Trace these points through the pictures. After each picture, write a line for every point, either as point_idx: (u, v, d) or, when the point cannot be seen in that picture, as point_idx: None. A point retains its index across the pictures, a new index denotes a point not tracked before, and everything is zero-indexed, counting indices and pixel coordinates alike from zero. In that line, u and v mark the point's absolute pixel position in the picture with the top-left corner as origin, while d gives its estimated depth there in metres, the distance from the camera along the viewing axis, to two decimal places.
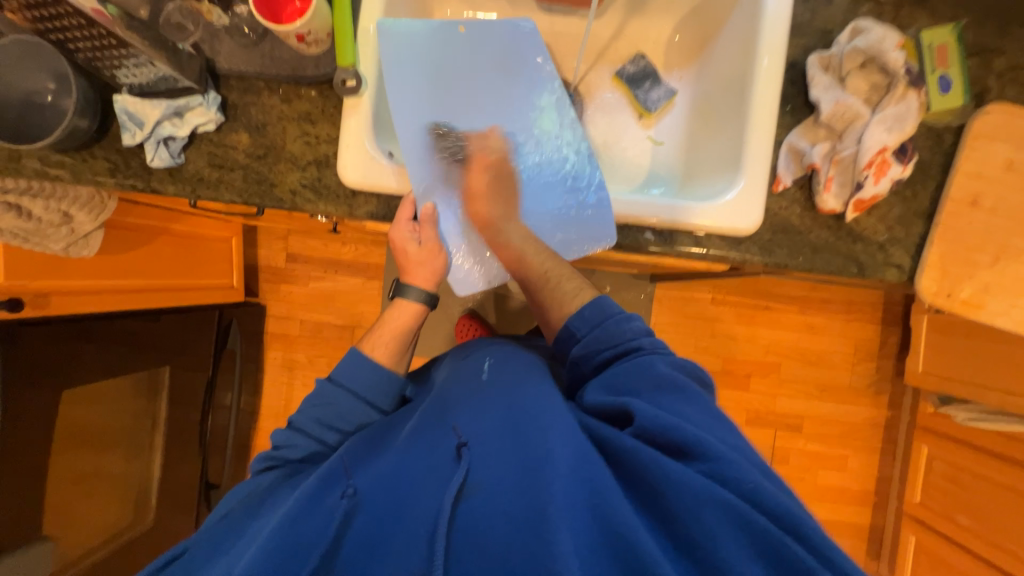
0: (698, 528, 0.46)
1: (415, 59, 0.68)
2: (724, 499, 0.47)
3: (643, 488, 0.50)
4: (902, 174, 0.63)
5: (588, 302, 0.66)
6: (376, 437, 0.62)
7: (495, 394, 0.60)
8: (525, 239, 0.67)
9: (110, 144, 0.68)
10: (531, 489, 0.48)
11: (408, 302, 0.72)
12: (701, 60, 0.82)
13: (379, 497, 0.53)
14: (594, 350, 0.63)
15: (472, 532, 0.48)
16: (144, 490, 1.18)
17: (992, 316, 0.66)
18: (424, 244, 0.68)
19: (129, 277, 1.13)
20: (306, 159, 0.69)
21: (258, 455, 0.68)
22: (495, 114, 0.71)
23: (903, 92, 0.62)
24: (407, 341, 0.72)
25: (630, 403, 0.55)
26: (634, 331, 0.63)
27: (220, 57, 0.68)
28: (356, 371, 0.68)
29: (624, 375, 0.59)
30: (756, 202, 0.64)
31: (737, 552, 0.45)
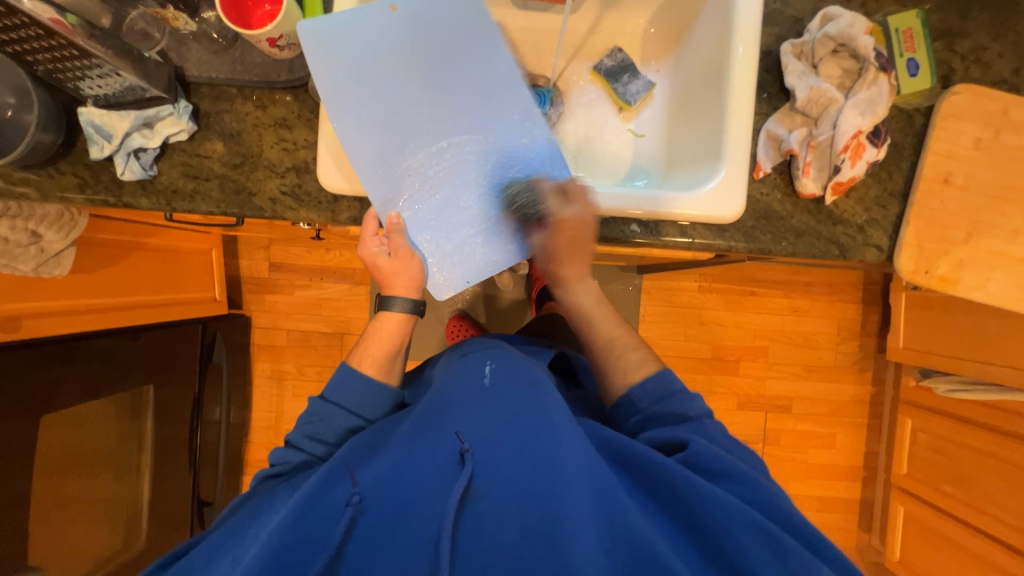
0: (730, 543, 0.50)
1: (355, 47, 0.62)
2: (758, 520, 0.50)
3: (670, 499, 0.53)
4: (877, 156, 0.64)
5: (652, 374, 0.68)
6: (373, 437, 0.60)
7: (500, 395, 0.59)
8: (594, 301, 0.75)
9: (77, 159, 0.66)
10: (548, 501, 0.50)
11: (392, 313, 0.70)
12: (678, 50, 0.82)
13: (383, 501, 0.52)
14: (654, 420, 0.65)
15: (483, 538, 0.50)
16: (133, 511, 1.15)
17: (967, 291, 0.68)
18: (394, 254, 0.66)
19: (105, 295, 1.09)
20: (284, 166, 0.68)
21: (256, 474, 0.66)
22: (455, 105, 0.65)
23: (875, 76, 0.63)
24: (395, 351, 0.70)
25: (689, 438, 0.58)
26: (697, 410, 0.64)
27: (189, 64, 0.66)
28: (349, 385, 0.67)
29: (678, 428, 0.62)
30: (737, 188, 0.65)
31: (764, 566, 0.49)
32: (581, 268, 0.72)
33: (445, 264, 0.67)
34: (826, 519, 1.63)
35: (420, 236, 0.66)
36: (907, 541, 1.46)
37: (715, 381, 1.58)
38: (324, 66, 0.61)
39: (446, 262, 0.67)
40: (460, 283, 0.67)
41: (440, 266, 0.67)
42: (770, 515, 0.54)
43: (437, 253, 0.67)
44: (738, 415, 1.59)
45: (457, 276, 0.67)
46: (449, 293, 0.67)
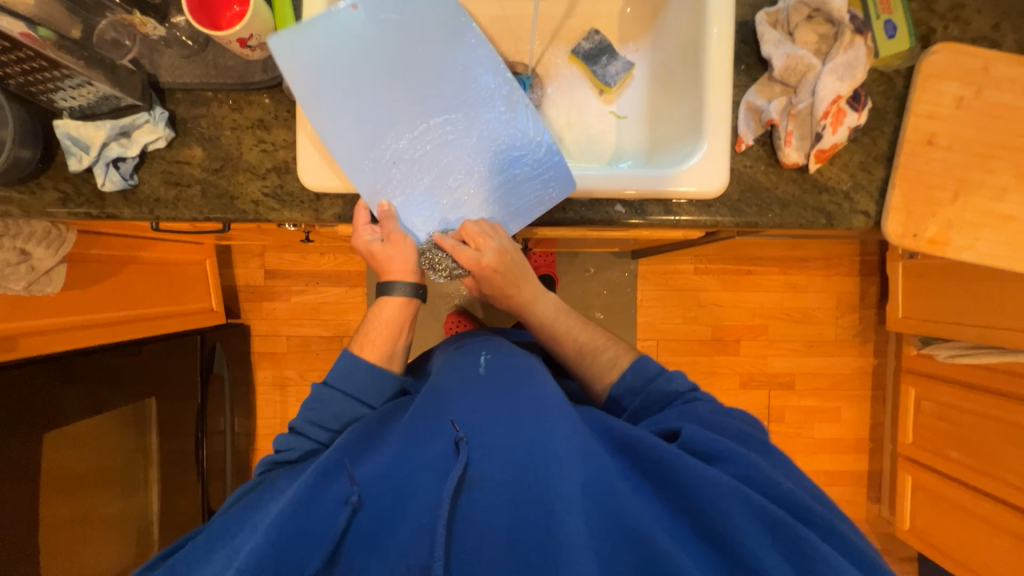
0: (722, 519, 0.49)
1: (320, 38, 0.61)
2: (754, 500, 0.49)
3: (665, 480, 0.53)
4: (858, 121, 0.63)
5: (632, 365, 0.71)
6: (370, 429, 0.59)
7: (494, 386, 0.60)
8: (557, 312, 0.76)
9: (58, 173, 0.66)
10: (540, 486, 0.50)
11: (393, 298, 0.70)
12: (655, 29, 0.82)
13: (379, 493, 0.52)
14: (645, 409, 0.67)
15: (478, 525, 0.50)
16: (144, 524, 1.16)
17: (958, 252, 0.67)
18: (387, 240, 0.66)
19: (102, 311, 1.10)
20: (264, 167, 0.67)
21: (261, 460, 0.66)
22: (431, 85, 0.65)
23: (851, 39, 0.62)
24: (397, 337, 0.70)
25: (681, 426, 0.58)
26: (680, 388, 0.66)
27: (162, 71, 0.66)
28: (351, 373, 0.66)
29: (676, 414, 0.62)
30: (721, 163, 0.65)
31: (760, 542, 0.48)
32: (530, 289, 0.73)
33: (443, 245, 0.68)
34: (835, 492, 1.63)
35: (414, 221, 0.67)
36: (916, 509, 1.46)
37: (716, 362, 1.58)
38: (295, 60, 0.61)
39: (445, 244, 0.67)
40: (464, 260, 0.69)
41: (436, 249, 0.67)
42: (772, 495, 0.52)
43: (431, 237, 0.67)
44: (741, 394, 1.59)
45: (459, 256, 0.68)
46: (456, 272, 0.69)
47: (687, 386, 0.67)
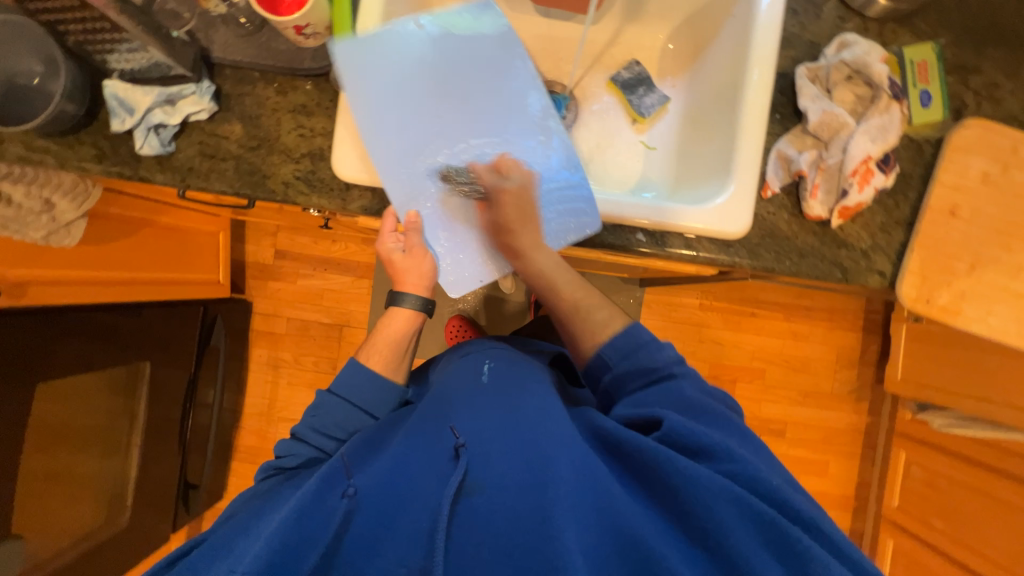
0: (713, 522, 0.49)
1: (383, 49, 0.65)
2: (743, 498, 0.49)
3: (662, 485, 0.52)
4: (885, 183, 0.65)
5: (619, 333, 0.67)
6: (374, 437, 0.61)
7: (493, 394, 0.60)
8: (555, 268, 0.68)
9: (98, 130, 0.67)
10: (537, 485, 0.50)
11: (402, 310, 0.71)
12: (694, 68, 0.83)
13: (378, 497, 0.52)
14: (626, 377, 0.64)
15: (478, 532, 0.49)
16: (119, 488, 1.15)
17: (968, 323, 0.68)
18: (408, 251, 0.67)
19: (113, 270, 1.10)
20: (300, 151, 0.68)
21: (262, 464, 0.67)
22: (480, 110, 0.69)
23: (887, 104, 0.64)
24: (402, 351, 0.72)
25: (660, 413, 0.57)
26: (665, 359, 0.63)
27: (215, 46, 0.67)
28: (356, 382, 0.68)
29: (656, 393, 0.61)
30: (746, 206, 0.66)
31: (747, 541, 0.48)
32: (534, 234, 0.66)
33: (456, 262, 0.68)
34: None
35: (437, 236, 0.68)
36: None
37: None
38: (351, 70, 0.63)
39: (459, 261, 0.68)
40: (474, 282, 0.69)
41: (452, 266, 0.68)
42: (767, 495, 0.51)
43: (450, 252, 0.68)
44: None
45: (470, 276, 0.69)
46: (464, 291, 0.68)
47: (672, 362, 0.63)
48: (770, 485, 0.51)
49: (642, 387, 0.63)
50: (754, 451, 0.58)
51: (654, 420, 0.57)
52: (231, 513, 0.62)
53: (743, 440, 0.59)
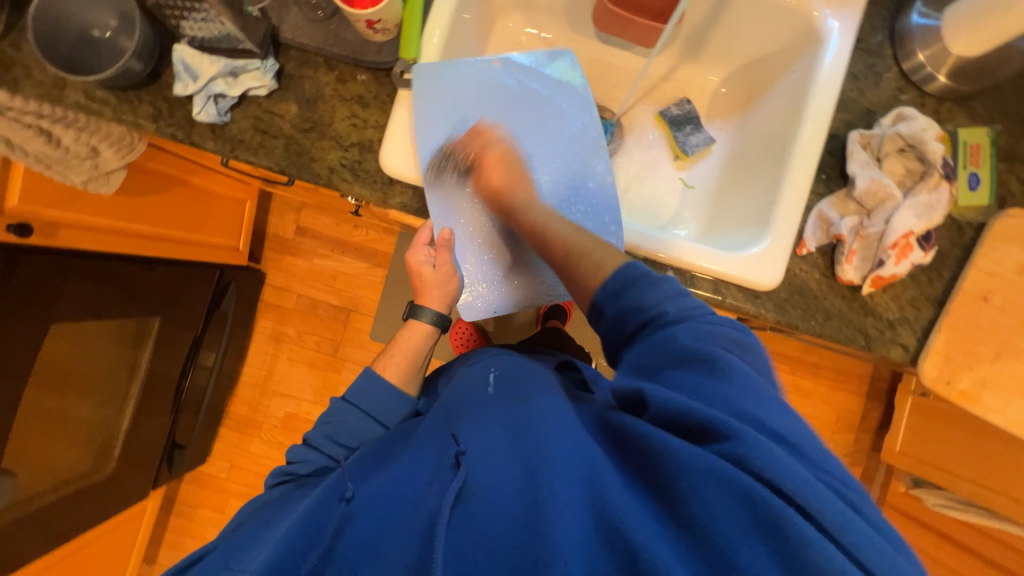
0: (701, 509, 0.41)
1: (454, 72, 0.70)
2: (726, 474, 0.41)
3: (655, 475, 0.45)
4: (923, 259, 0.64)
5: (612, 272, 0.57)
6: (382, 448, 0.62)
7: (500, 403, 0.60)
8: (548, 216, 0.68)
9: (158, 91, 0.68)
10: (530, 481, 0.46)
11: (419, 323, 0.76)
12: (744, 114, 0.84)
13: (376, 501, 0.52)
14: (622, 319, 0.55)
15: (472, 533, 0.45)
16: (109, 437, 1.14)
17: (984, 410, 0.68)
18: (438, 266, 0.72)
19: (143, 223, 1.11)
20: (350, 140, 0.69)
21: (274, 470, 0.69)
22: (524, 142, 0.75)
23: (937, 182, 0.64)
24: (417, 363, 0.76)
25: (644, 387, 0.48)
26: (658, 297, 0.53)
27: (285, 27, 0.68)
28: (370, 389, 0.72)
29: (646, 349, 0.52)
30: (779, 259, 0.66)
31: (734, 529, 0.39)
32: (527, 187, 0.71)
33: (476, 289, 0.75)
34: None
35: (463, 260, 0.75)
36: None
37: None
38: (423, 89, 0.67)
39: (480, 286, 0.75)
40: (489, 311, 0.74)
41: (472, 292, 0.75)
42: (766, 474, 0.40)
43: (474, 277, 0.75)
44: None
45: (486, 304, 0.74)
46: (478, 317, 0.74)
47: (670, 309, 0.52)
48: (783, 472, 0.40)
49: (635, 341, 0.54)
50: (784, 419, 0.46)
51: (638, 392, 0.49)
52: (241, 522, 0.62)
53: (771, 405, 0.47)
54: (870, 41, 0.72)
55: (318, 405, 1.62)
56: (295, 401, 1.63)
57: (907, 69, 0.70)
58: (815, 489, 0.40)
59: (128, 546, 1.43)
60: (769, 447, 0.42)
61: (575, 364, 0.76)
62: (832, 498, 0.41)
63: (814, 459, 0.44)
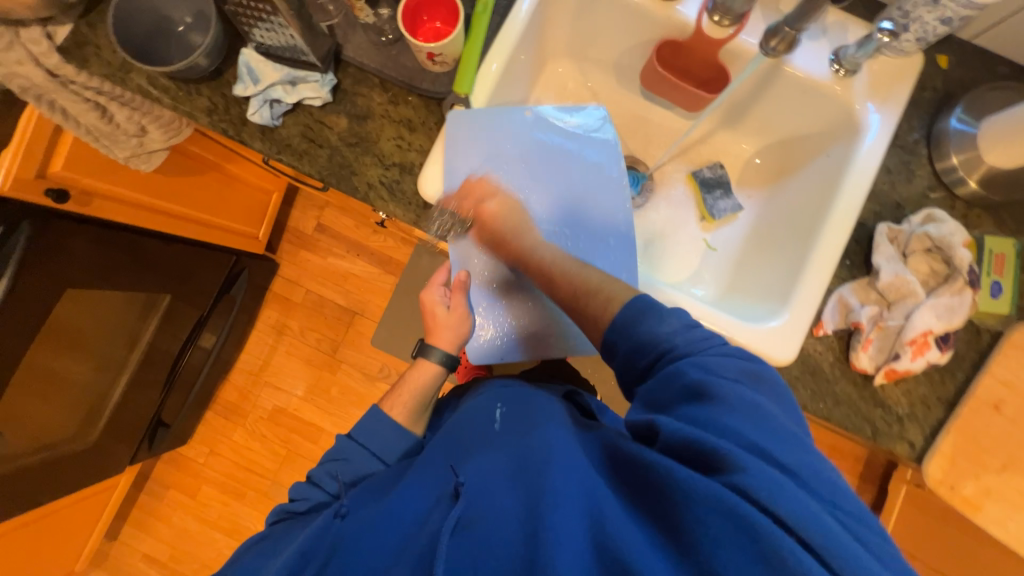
0: (705, 544, 0.39)
1: (487, 117, 0.72)
2: (727, 503, 0.40)
3: (658, 508, 0.44)
4: (939, 359, 0.65)
5: (619, 309, 0.58)
6: (384, 482, 0.64)
7: (504, 435, 0.60)
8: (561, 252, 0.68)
9: (218, 87, 0.71)
10: (529, 509, 0.45)
11: (428, 362, 0.74)
12: (775, 187, 0.86)
13: (368, 534, 0.54)
14: (635, 353, 0.55)
15: (470, 564, 0.44)
16: (98, 408, 1.12)
17: (986, 521, 0.66)
18: (451, 309, 0.73)
19: (174, 203, 1.13)
20: (392, 160, 0.71)
21: (275, 508, 0.70)
22: (552, 181, 0.77)
23: (962, 287, 0.64)
24: (424, 402, 0.74)
25: (656, 419, 0.49)
26: (670, 332, 0.54)
27: (348, 46, 0.71)
28: (374, 428, 0.72)
29: (660, 383, 0.52)
30: (796, 338, 0.66)
31: (734, 560, 0.38)
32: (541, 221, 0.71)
33: (487, 333, 0.76)
34: None
35: (478, 302, 0.77)
36: None
37: None
38: (460, 130, 0.70)
39: (490, 331, 0.76)
40: (498, 356, 0.76)
41: (482, 335, 0.76)
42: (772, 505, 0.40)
43: (486, 320, 0.76)
44: None
45: (495, 349, 0.76)
46: (486, 360, 0.75)
47: (680, 342, 0.53)
48: (782, 502, 0.40)
49: (649, 377, 0.54)
50: (793, 453, 0.45)
51: (650, 423, 0.50)
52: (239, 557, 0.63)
53: (779, 436, 0.46)
54: (907, 138, 0.74)
55: (307, 402, 1.61)
56: (285, 395, 1.62)
57: (940, 169, 0.72)
58: (818, 522, 0.39)
59: (94, 519, 1.41)
60: (776, 478, 0.41)
61: (581, 396, 0.72)
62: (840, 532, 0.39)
63: (817, 492, 0.43)
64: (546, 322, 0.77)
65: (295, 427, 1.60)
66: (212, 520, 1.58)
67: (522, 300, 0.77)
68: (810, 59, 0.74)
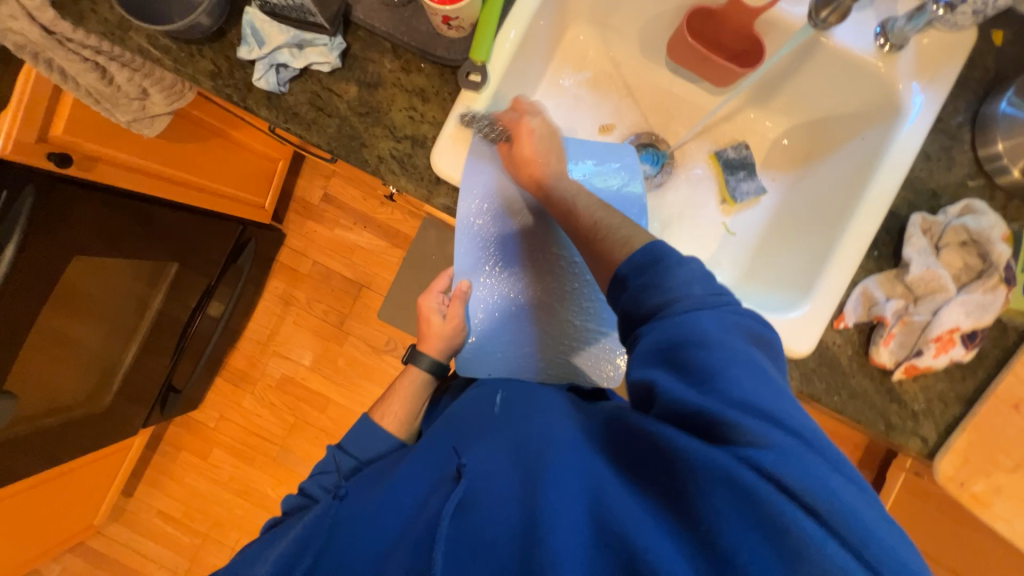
0: (710, 514, 0.39)
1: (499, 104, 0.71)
2: (733, 474, 0.40)
3: (662, 480, 0.44)
4: (963, 357, 0.63)
5: (639, 247, 0.55)
6: (384, 467, 0.66)
7: (507, 414, 0.59)
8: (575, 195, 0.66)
9: (221, 49, 0.68)
10: (527, 488, 0.45)
11: (417, 367, 0.81)
12: (802, 170, 0.82)
13: (375, 513, 0.54)
14: (644, 293, 0.51)
15: (476, 544, 0.44)
16: (109, 373, 1.12)
17: (994, 518, 0.66)
18: (447, 317, 0.76)
19: (177, 168, 1.10)
20: (403, 132, 0.68)
21: (265, 523, 0.73)
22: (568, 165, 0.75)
23: (995, 284, 0.62)
24: (413, 408, 0.80)
25: (655, 377, 0.46)
26: (683, 283, 0.49)
27: (358, 7, 0.67)
28: (367, 436, 0.76)
29: (666, 337, 0.47)
30: (815, 329, 0.65)
31: (735, 527, 0.39)
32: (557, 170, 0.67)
33: (483, 345, 0.78)
34: None
35: (476, 312, 0.77)
36: None
37: None
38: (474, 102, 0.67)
39: (487, 342, 0.78)
40: (493, 366, 0.76)
41: (478, 347, 0.78)
42: (780, 473, 0.39)
43: (482, 331, 0.78)
44: None
45: (491, 360, 0.77)
46: (479, 369, 0.77)
47: (698, 291, 0.49)
48: (787, 467, 0.40)
49: (650, 329, 0.49)
50: (802, 418, 0.44)
51: (649, 383, 0.47)
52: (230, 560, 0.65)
53: (787, 400, 0.44)
54: (950, 122, 0.70)
55: (314, 372, 1.63)
56: (292, 364, 1.64)
57: (982, 156, 0.68)
58: (823, 490, 0.39)
59: (111, 478, 1.45)
60: (786, 446, 0.41)
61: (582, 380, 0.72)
62: (840, 490, 0.40)
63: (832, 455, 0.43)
64: (549, 338, 0.77)
65: (302, 396, 1.63)
66: (224, 481, 1.63)
67: (525, 310, 0.77)
68: (854, 32, 0.69)
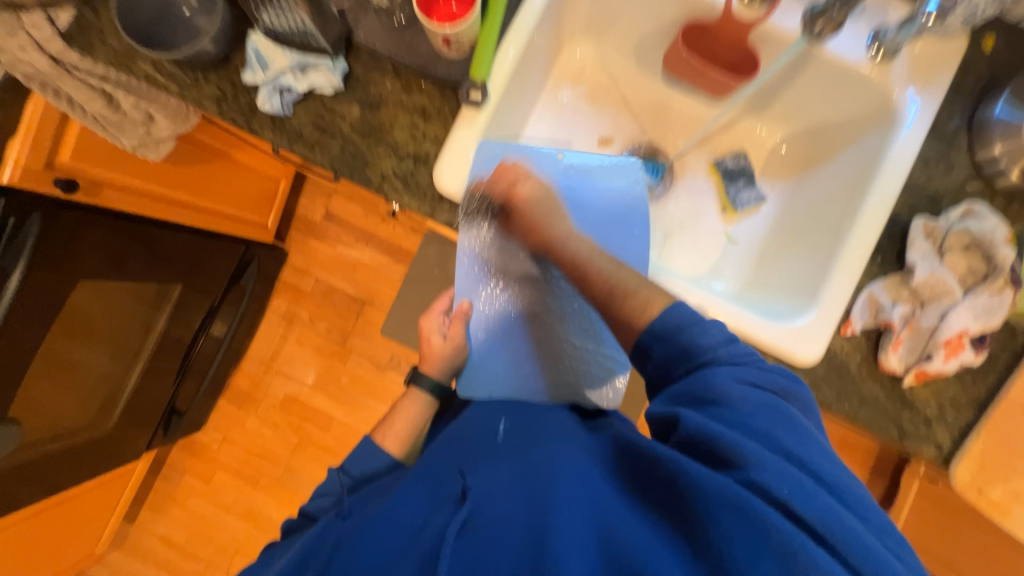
0: (719, 534, 0.39)
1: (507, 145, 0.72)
2: (743, 497, 0.40)
3: (672, 505, 0.44)
4: (973, 361, 0.63)
5: (661, 313, 0.55)
6: (382, 488, 0.65)
7: (512, 438, 0.58)
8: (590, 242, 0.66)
9: (226, 74, 0.69)
10: (536, 511, 0.44)
11: (418, 390, 0.81)
12: (801, 177, 0.82)
13: (372, 534, 0.52)
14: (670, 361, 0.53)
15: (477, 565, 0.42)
16: (113, 396, 1.12)
17: (1014, 524, 0.64)
18: (447, 336, 0.78)
19: (180, 190, 1.11)
20: (406, 150, 0.69)
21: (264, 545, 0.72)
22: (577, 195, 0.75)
23: (1001, 286, 0.62)
24: (413, 431, 0.79)
25: (679, 412, 0.48)
26: (712, 342, 0.52)
27: (359, 30, 0.67)
28: (368, 455, 0.76)
29: (688, 383, 0.50)
30: (823, 336, 0.64)
31: (746, 549, 0.38)
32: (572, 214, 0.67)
33: (484, 364, 0.77)
34: None
35: (477, 332, 0.77)
36: None
37: None
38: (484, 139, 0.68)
39: (488, 361, 0.77)
40: (494, 386, 0.75)
41: (479, 367, 0.77)
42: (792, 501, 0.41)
43: (483, 350, 0.77)
44: None
45: (491, 379, 0.76)
46: (480, 389, 0.76)
47: (723, 355, 0.51)
48: (798, 495, 0.41)
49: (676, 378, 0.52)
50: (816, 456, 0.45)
51: (672, 418, 0.49)
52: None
53: (798, 435, 0.46)
54: (946, 127, 0.70)
55: (317, 389, 1.62)
56: (295, 383, 1.63)
57: (980, 160, 0.69)
58: (834, 519, 0.40)
59: (113, 502, 1.43)
60: (797, 477, 0.42)
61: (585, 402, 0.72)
62: (852, 523, 0.40)
63: (841, 489, 0.43)
64: (550, 357, 0.76)
65: (305, 415, 1.62)
66: (227, 503, 1.61)
67: (525, 330, 0.77)
68: (847, 42, 0.70)
